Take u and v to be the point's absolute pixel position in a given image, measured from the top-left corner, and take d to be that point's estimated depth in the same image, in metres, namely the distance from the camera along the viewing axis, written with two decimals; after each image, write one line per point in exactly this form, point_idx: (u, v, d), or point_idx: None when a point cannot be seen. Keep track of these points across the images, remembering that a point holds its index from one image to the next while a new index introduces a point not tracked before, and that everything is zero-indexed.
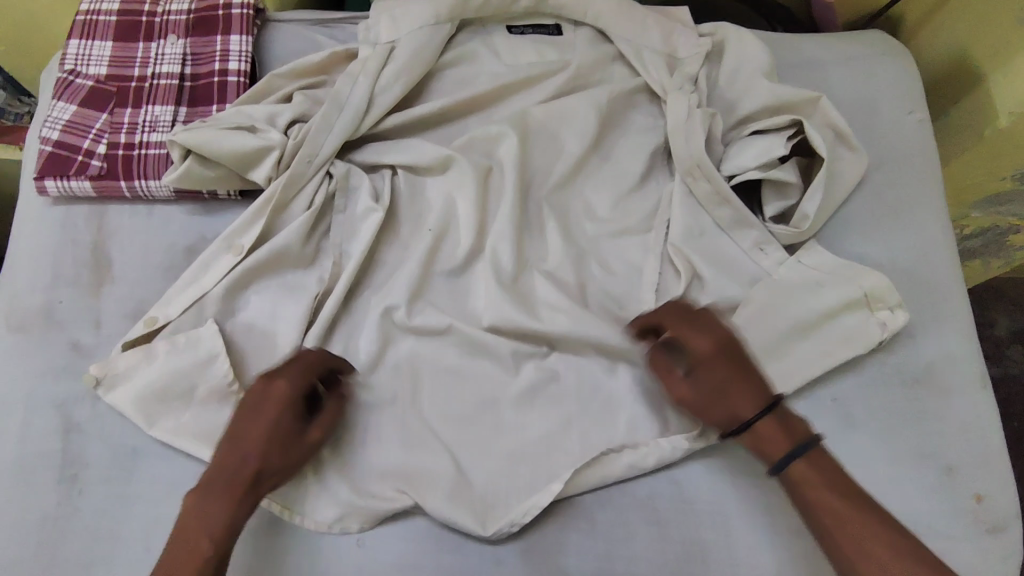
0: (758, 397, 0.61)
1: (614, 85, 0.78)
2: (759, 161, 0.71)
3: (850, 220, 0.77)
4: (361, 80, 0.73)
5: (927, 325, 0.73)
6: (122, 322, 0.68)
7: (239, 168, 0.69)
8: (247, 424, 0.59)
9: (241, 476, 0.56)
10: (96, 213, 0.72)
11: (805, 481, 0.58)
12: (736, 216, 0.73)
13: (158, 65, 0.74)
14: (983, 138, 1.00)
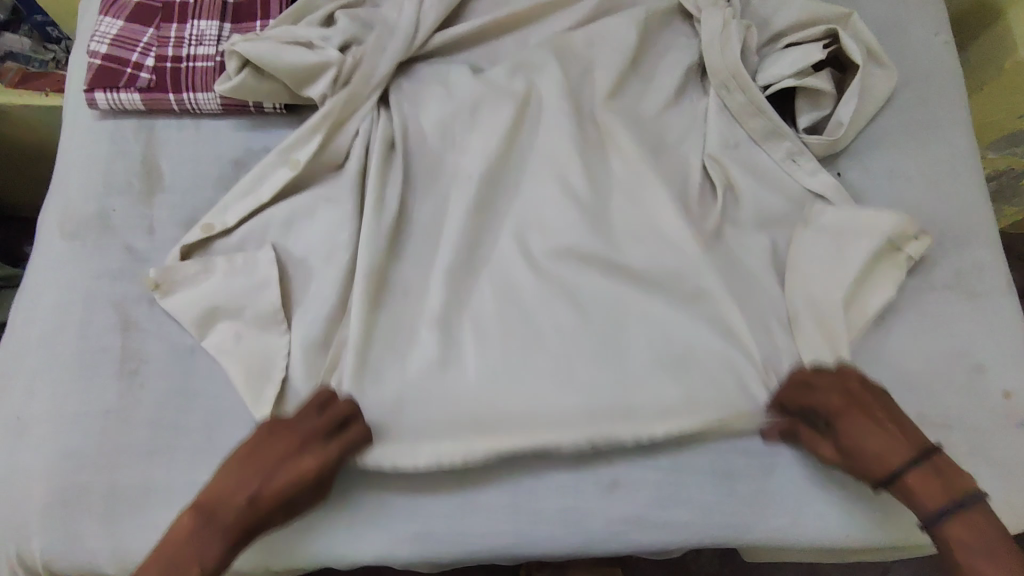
0: (908, 446, 0.58)
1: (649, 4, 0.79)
2: (793, 69, 0.73)
3: (883, 135, 0.78)
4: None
5: (956, 234, 0.74)
6: (174, 228, 0.69)
7: (291, 82, 0.71)
8: (263, 477, 0.55)
9: (240, 524, 0.54)
10: (145, 127, 0.73)
11: (959, 529, 0.55)
12: (770, 127, 0.75)
13: None
14: (1003, 70, 1.02)
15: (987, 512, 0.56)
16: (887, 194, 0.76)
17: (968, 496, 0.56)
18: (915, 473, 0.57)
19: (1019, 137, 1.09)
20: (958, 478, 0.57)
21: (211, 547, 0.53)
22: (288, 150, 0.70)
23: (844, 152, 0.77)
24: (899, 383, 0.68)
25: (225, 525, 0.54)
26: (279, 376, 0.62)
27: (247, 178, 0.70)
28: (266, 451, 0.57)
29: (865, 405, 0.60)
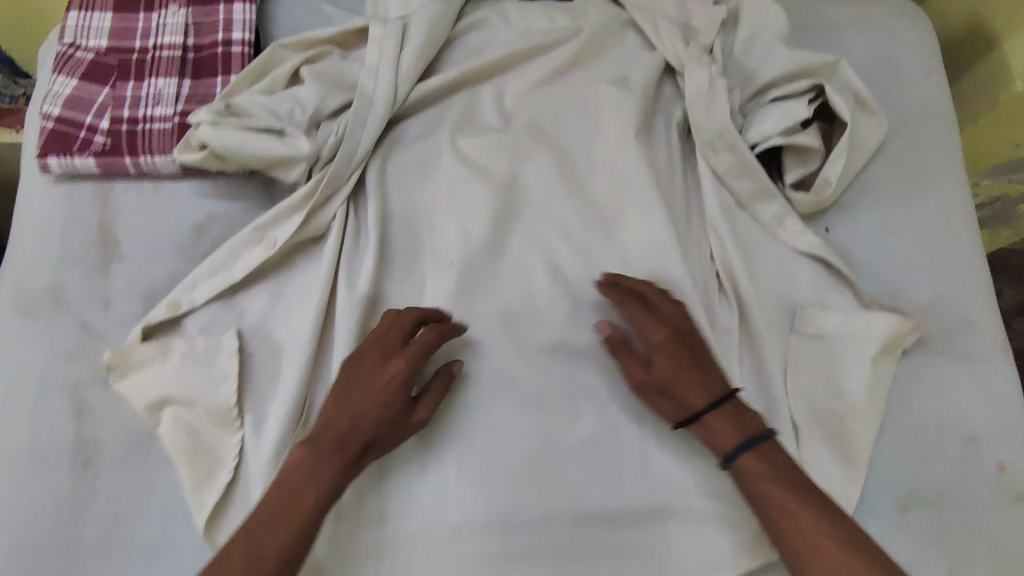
0: (704, 388, 0.60)
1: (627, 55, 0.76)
2: (779, 129, 0.70)
3: (873, 185, 0.75)
4: (376, 54, 0.72)
5: (951, 292, 0.71)
6: (132, 302, 0.66)
7: (269, 172, 0.67)
8: (365, 399, 0.58)
9: (347, 453, 0.56)
10: (101, 191, 0.70)
11: (754, 479, 0.57)
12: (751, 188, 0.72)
13: (159, 36, 0.72)
14: (998, 103, 0.99)
15: (842, 524, 0.54)
16: (878, 251, 0.73)
17: (765, 438, 0.58)
18: (719, 422, 0.59)
19: None
20: (754, 420, 0.59)
21: (325, 474, 0.55)
22: (263, 224, 0.67)
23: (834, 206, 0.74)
24: (890, 455, 0.65)
25: (365, 399, 0.58)
26: (232, 462, 0.60)
27: (218, 254, 0.66)
28: (353, 372, 0.60)
29: (685, 346, 0.62)
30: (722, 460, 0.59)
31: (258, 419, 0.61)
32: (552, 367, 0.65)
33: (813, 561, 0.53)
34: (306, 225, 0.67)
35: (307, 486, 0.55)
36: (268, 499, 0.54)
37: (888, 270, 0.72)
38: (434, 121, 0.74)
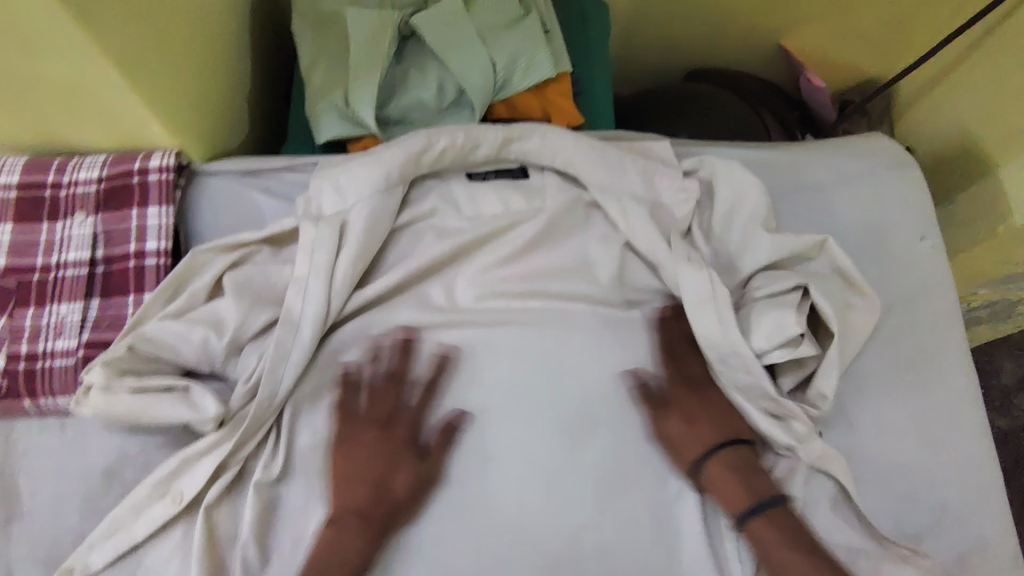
0: (700, 441, 0.63)
1: (589, 244, 0.71)
2: (776, 343, 0.64)
3: (859, 377, 0.69)
4: (307, 267, 0.64)
5: (956, 506, 0.66)
6: (38, 570, 0.59)
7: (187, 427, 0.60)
8: (365, 450, 0.60)
9: (371, 525, 0.57)
10: (2, 431, 0.63)
11: (765, 540, 0.59)
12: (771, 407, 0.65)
13: (63, 251, 0.65)
14: (996, 234, 0.91)
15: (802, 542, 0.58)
16: (875, 460, 0.67)
17: (773, 505, 0.60)
18: (716, 468, 0.62)
19: (1013, 280, 1.02)
20: (745, 491, 0.60)
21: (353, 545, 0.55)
22: (164, 479, 0.59)
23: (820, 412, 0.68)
24: None
25: (377, 455, 0.60)
26: None
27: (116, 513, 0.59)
28: (365, 434, 0.61)
29: (705, 403, 0.66)
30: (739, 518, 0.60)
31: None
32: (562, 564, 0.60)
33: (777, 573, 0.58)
34: (213, 477, 0.60)
35: (335, 531, 0.56)
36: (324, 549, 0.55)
37: (887, 481, 0.66)
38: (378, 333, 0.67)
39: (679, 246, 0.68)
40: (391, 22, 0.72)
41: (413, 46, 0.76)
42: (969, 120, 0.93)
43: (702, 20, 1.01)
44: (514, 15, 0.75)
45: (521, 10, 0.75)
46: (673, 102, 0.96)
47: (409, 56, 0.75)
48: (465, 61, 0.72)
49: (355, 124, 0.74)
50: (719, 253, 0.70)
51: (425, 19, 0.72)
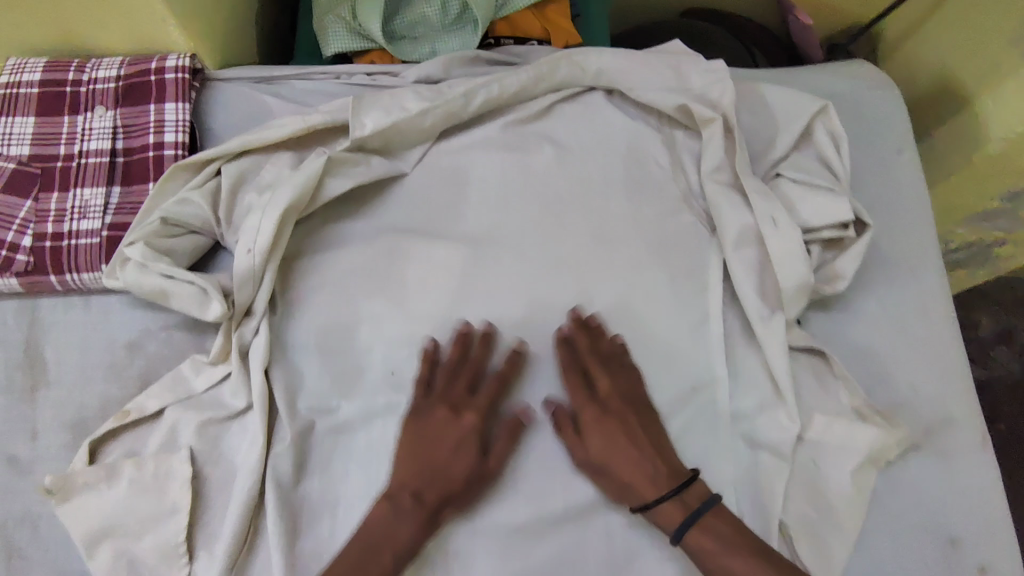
0: (665, 481, 0.62)
1: (594, 151, 0.76)
2: (821, 222, 0.67)
3: (842, 262, 0.68)
4: (368, 127, 0.69)
5: (930, 386, 0.69)
6: (61, 432, 0.63)
7: (187, 313, 0.60)
8: (446, 433, 0.63)
9: (427, 509, 0.60)
10: (28, 306, 0.66)
11: (696, 540, 0.60)
12: (800, 280, 0.67)
13: (85, 141, 0.68)
14: (972, 161, 0.97)
15: (730, 519, 0.61)
16: (853, 341, 0.70)
17: (710, 506, 0.61)
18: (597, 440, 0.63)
19: (988, 215, 1.07)
20: (698, 489, 0.62)
21: (404, 533, 0.59)
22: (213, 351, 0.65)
23: (831, 287, 0.68)
24: (871, 562, 0.64)
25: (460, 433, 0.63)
26: None
27: (162, 381, 0.64)
28: (443, 415, 0.64)
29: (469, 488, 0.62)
30: (673, 534, 0.61)
31: (209, 553, 0.60)
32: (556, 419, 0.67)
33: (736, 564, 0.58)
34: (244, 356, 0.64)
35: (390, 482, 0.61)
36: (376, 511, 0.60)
37: (863, 361, 0.70)
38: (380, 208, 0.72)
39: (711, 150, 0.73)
40: None
41: None
42: (946, 57, 0.98)
43: None
44: None
45: None
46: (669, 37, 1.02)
47: None
48: None
49: (361, 37, 0.79)
50: (730, 151, 0.73)
51: None
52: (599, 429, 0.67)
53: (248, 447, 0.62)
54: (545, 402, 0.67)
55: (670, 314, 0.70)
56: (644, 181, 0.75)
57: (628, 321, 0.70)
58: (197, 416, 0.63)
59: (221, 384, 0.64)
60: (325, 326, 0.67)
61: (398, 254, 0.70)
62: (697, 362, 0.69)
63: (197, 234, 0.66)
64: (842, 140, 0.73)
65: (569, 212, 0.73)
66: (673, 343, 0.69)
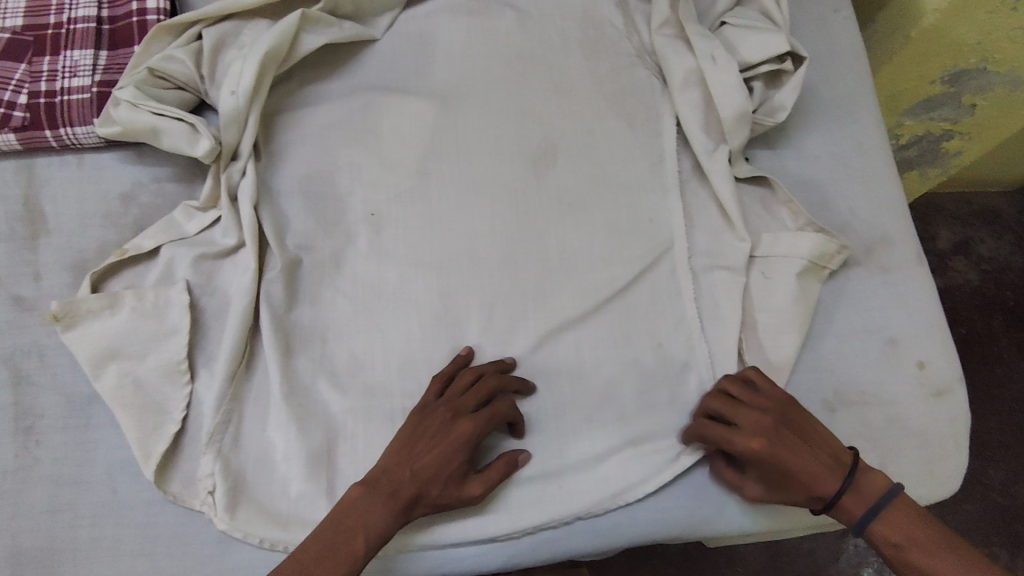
0: (837, 468, 0.60)
1: (552, 15, 0.81)
2: (762, 57, 0.72)
3: (782, 97, 0.73)
4: None
5: (867, 211, 0.75)
6: (63, 273, 0.66)
7: (178, 147, 0.64)
8: (443, 441, 0.60)
9: (401, 503, 0.58)
10: (25, 164, 0.70)
11: (888, 536, 0.59)
12: (738, 108, 0.71)
13: (73, 10, 0.72)
14: (910, 39, 1.03)
15: (908, 503, 0.60)
16: (795, 176, 0.76)
17: (895, 496, 0.60)
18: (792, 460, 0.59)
19: (933, 104, 1.14)
20: (879, 482, 0.60)
21: (377, 521, 0.57)
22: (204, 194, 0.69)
23: (769, 120, 0.73)
24: (820, 363, 0.70)
25: (458, 445, 0.59)
26: (181, 412, 0.62)
27: (159, 223, 0.68)
28: (443, 416, 0.61)
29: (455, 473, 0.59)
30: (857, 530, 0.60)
31: (210, 372, 0.64)
32: (525, 249, 0.72)
33: (917, 552, 0.58)
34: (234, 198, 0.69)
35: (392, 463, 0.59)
36: (379, 477, 0.59)
37: (805, 192, 0.76)
38: (352, 71, 0.77)
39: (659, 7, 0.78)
40: None
41: None
42: None
43: None
44: None
45: None
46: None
47: None
48: None
49: None
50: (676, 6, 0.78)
51: None
52: (568, 258, 0.72)
53: (240, 275, 0.66)
54: (514, 237, 0.72)
55: (627, 154, 0.76)
56: (600, 42, 0.80)
57: (590, 162, 0.76)
58: (193, 251, 0.67)
59: (214, 225, 0.69)
60: (306, 176, 0.72)
61: (373, 109, 0.75)
62: (654, 195, 0.74)
63: (183, 90, 0.71)
64: None
65: (532, 70, 0.78)
66: (632, 178, 0.75)
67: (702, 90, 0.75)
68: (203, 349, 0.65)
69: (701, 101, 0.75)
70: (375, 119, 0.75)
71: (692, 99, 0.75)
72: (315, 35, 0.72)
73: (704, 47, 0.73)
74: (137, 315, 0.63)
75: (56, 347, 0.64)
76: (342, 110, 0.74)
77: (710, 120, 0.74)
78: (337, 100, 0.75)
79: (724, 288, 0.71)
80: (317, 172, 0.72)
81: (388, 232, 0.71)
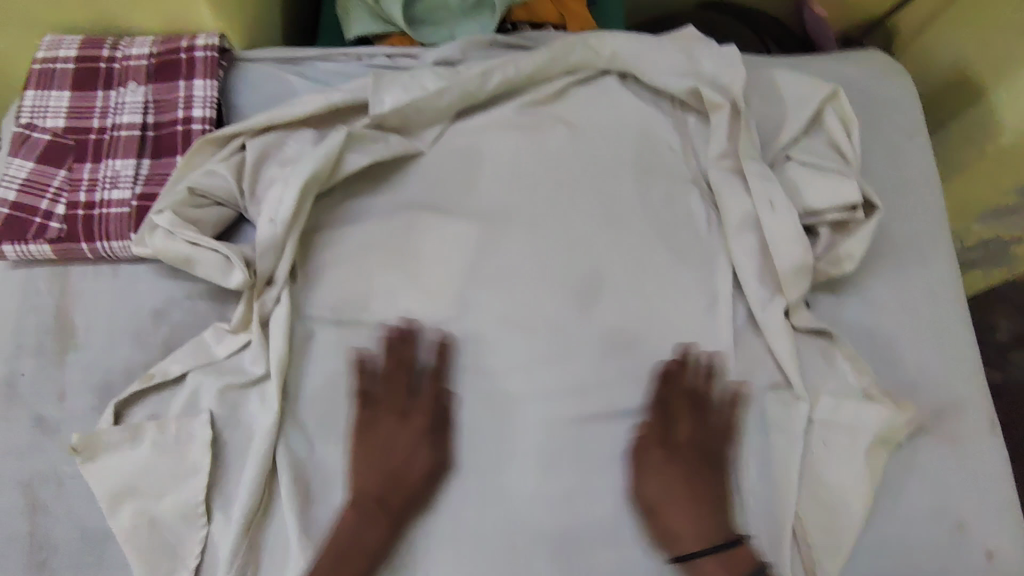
0: (706, 527, 0.61)
1: (605, 133, 0.77)
2: (831, 205, 0.67)
3: (849, 247, 0.67)
4: (387, 104, 0.71)
5: (937, 372, 0.70)
6: (88, 394, 0.65)
7: (213, 278, 0.63)
8: (401, 440, 0.63)
9: (388, 513, 0.61)
10: (60, 273, 0.69)
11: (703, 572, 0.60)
12: (796, 260, 0.66)
13: (118, 115, 0.70)
14: (985, 153, 0.98)
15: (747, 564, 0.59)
16: (859, 326, 0.71)
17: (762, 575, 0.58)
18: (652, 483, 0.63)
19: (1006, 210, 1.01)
20: (746, 557, 0.60)
21: (369, 537, 0.59)
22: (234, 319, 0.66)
23: (834, 270, 0.67)
24: (878, 546, 0.64)
25: (411, 440, 0.63)
26: (194, 559, 0.60)
27: (187, 346, 0.66)
28: (367, 420, 0.64)
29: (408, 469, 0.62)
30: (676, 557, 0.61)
31: (226, 516, 0.61)
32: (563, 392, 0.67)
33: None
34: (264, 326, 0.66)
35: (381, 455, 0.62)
36: (355, 489, 0.62)
37: (869, 345, 0.70)
38: (393, 188, 0.74)
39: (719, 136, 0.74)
40: None
41: None
42: (964, 49, 0.97)
43: None
44: None
45: None
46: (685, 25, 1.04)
47: None
48: None
49: (381, 22, 0.81)
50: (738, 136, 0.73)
51: None
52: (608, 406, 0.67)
53: (264, 411, 0.64)
54: (552, 378, 0.67)
55: (679, 290, 0.70)
56: (656, 164, 0.76)
57: (640, 297, 0.70)
58: (217, 380, 0.64)
59: (242, 351, 0.66)
60: (341, 301, 0.69)
61: (412, 229, 0.72)
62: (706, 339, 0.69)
63: (222, 206, 0.68)
64: (853, 127, 0.72)
65: (582, 192, 0.74)
66: (683, 318, 0.69)
67: (760, 235, 0.69)
68: (221, 489, 0.62)
69: (759, 245, 0.69)
70: (412, 241, 0.71)
71: (751, 241, 0.69)
72: (357, 155, 0.70)
73: (764, 191, 0.68)
74: (157, 450, 0.61)
75: (75, 476, 0.62)
76: (380, 230, 0.71)
77: (766, 265, 0.69)
78: (377, 219, 0.72)
79: (776, 453, 0.65)
80: (351, 298, 0.69)
81: (420, 366, 0.67)
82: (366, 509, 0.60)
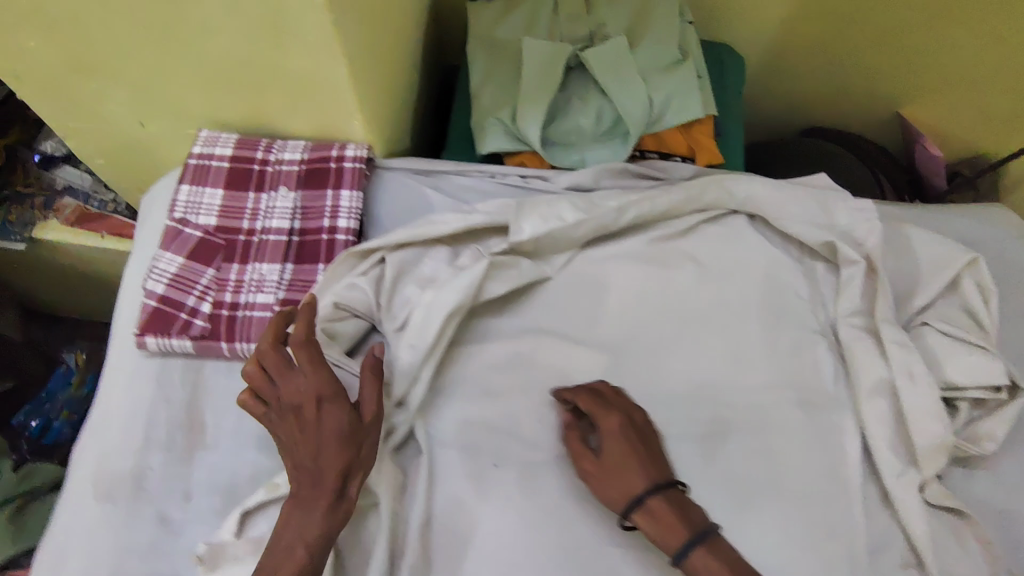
0: (647, 475, 0.61)
1: (733, 272, 0.77)
2: (974, 382, 0.67)
3: (989, 426, 0.67)
4: (526, 233, 0.73)
5: None
6: (211, 497, 0.65)
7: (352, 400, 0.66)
8: (319, 431, 0.58)
9: (327, 498, 0.57)
10: (194, 367, 0.71)
11: (659, 517, 0.59)
12: (935, 437, 0.66)
13: (267, 218, 0.73)
14: None
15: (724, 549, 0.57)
16: (988, 503, 0.69)
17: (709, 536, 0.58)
18: (609, 445, 0.62)
19: None
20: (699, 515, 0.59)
21: (312, 524, 0.56)
22: None
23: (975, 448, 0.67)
24: None
25: (342, 433, 0.58)
26: None
27: None
28: (299, 405, 0.60)
29: (307, 438, 0.58)
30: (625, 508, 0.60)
31: None
32: None
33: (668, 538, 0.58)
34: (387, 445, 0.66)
35: (303, 439, 0.59)
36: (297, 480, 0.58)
37: (1000, 526, 0.68)
38: (523, 310, 0.75)
39: (850, 292, 0.74)
40: (564, 54, 0.82)
41: (577, 77, 0.84)
42: None
43: (821, 86, 1.10)
44: (672, 60, 0.83)
45: (681, 54, 0.83)
46: (799, 162, 1.07)
47: (574, 85, 0.84)
48: (625, 94, 0.80)
49: (515, 140, 0.83)
50: (870, 296, 0.74)
51: (596, 53, 0.81)
52: None
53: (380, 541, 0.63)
54: None
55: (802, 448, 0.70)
56: (783, 309, 0.76)
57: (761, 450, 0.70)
58: None
59: None
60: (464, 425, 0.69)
61: (538, 356, 0.72)
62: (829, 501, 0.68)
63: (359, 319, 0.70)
64: (993, 296, 0.72)
65: (708, 331, 0.74)
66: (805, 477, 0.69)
67: (894, 403, 0.69)
68: None
69: (891, 412, 0.69)
70: (541, 368, 0.72)
71: (884, 407, 0.69)
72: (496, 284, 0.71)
73: (903, 362, 0.68)
74: None
75: None
76: (509, 354, 0.72)
77: (897, 434, 0.68)
78: (507, 342, 0.73)
79: None
80: (476, 421, 0.69)
81: None
82: (297, 493, 0.58)
